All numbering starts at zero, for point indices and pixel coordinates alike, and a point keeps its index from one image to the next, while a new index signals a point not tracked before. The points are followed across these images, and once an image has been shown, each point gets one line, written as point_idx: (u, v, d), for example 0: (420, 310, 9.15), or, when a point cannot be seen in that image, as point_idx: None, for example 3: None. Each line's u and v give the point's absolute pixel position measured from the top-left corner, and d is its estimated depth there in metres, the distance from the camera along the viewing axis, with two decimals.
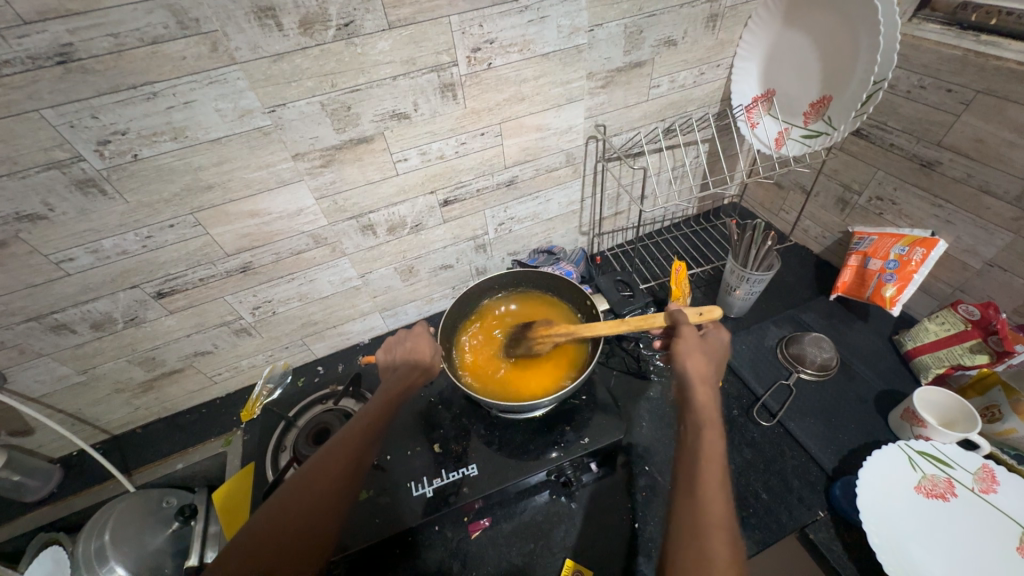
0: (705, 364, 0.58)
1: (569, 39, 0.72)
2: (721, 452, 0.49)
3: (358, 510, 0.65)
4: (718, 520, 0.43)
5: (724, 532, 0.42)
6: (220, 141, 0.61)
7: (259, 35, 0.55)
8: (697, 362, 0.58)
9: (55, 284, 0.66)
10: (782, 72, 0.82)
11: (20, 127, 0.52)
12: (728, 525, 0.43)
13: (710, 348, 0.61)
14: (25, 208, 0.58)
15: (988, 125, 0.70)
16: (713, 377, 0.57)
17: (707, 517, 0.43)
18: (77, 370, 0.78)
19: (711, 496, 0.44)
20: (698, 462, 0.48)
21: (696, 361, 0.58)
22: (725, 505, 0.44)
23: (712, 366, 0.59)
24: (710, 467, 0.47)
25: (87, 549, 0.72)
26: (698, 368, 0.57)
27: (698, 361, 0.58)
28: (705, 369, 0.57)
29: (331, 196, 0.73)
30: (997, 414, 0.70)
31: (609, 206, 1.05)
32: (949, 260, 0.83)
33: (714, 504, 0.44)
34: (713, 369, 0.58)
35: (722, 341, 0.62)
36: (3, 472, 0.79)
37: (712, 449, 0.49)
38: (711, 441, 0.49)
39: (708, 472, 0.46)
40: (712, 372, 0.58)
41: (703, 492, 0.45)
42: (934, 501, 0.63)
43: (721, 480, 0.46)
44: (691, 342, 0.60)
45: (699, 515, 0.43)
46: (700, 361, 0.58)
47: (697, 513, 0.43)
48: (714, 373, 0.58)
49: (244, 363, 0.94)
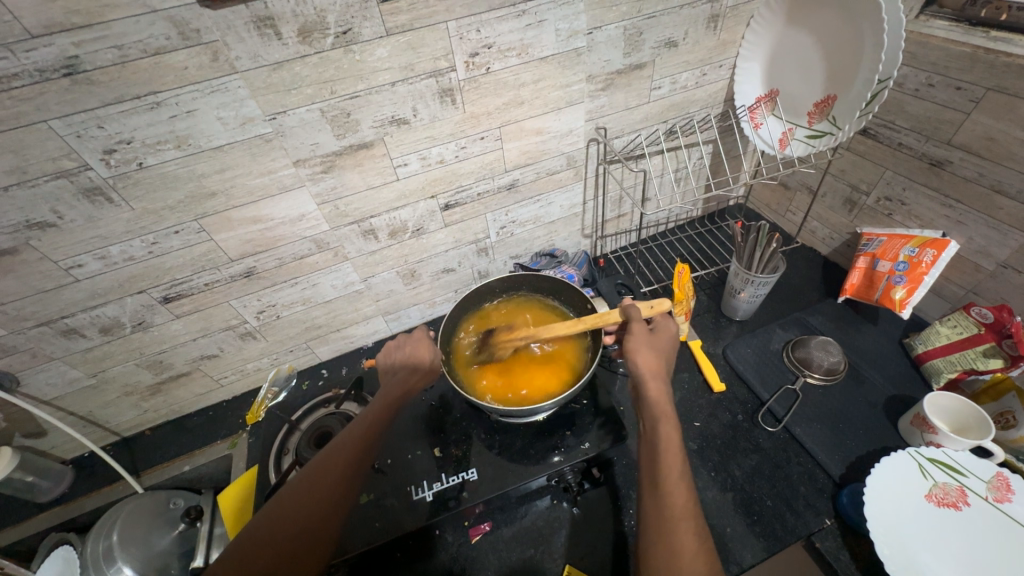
0: (653, 355, 0.58)
1: (568, 42, 0.71)
2: (676, 439, 0.50)
3: (358, 513, 0.65)
4: (681, 511, 0.44)
5: (690, 523, 0.44)
6: (222, 148, 0.62)
7: (259, 44, 0.55)
8: (645, 354, 0.58)
9: (65, 290, 0.68)
10: (786, 71, 0.81)
11: (29, 138, 0.53)
12: (693, 513, 0.45)
13: (659, 338, 0.61)
14: (35, 216, 0.59)
15: (999, 123, 0.69)
16: (662, 366, 0.58)
17: (672, 511, 0.44)
18: (87, 373, 0.80)
19: (674, 488, 0.46)
20: (656, 456, 0.49)
21: (645, 355, 0.58)
22: (686, 492, 0.46)
23: (661, 354, 0.59)
24: (669, 459, 0.48)
25: (96, 550, 0.73)
26: (649, 363, 0.57)
27: (646, 353, 0.58)
28: (654, 360, 0.58)
29: (333, 202, 0.74)
30: (1011, 420, 0.68)
31: (612, 208, 1.04)
32: (961, 261, 0.80)
33: (676, 496, 0.45)
34: (663, 358, 0.59)
35: (671, 326, 0.63)
36: (16, 472, 0.81)
37: (668, 440, 0.50)
38: (665, 433, 0.50)
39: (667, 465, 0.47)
40: (662, 361, 0.58)
41: (665, 486, 0.46)
42: (945, 510, 0.61)
43: (681, 469, 0.47)
44: (641, 336, 0.60)
45: (664, 510, 0.45)
46: (649, 352, 0.59)
47: (662, 509, 0.45)
48: (664, 361, 0.59)
49: (250, 366, 0.95)
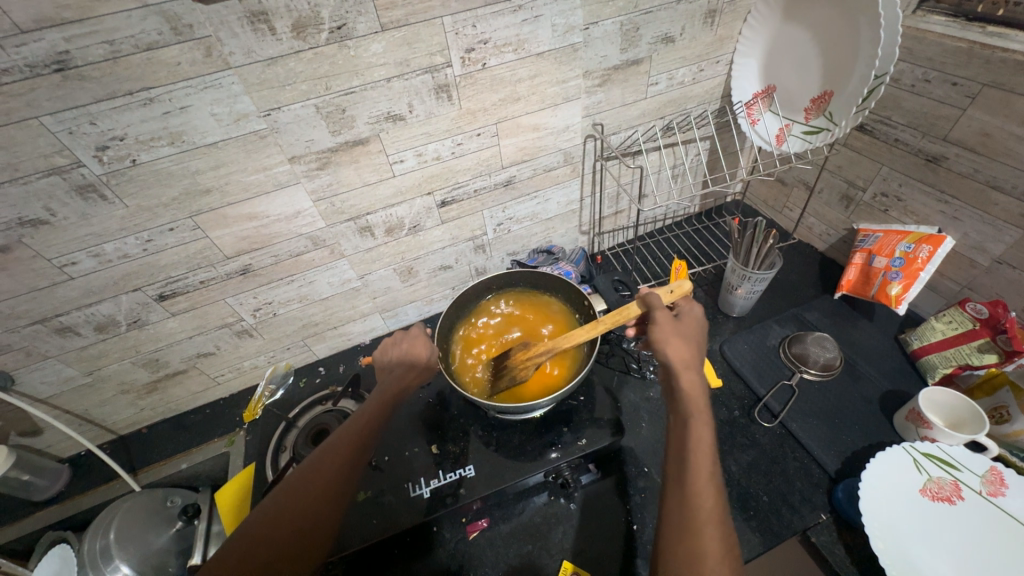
0: (684, 348, 0.57)
1: (565, 37, 0.71)
2: (708, 440, 0.49)
3: (356, 510, 0.65)
4: (708, 512, 0.43)
5: (715, 527, 0.43)
6: (216, 145, 0.61)
7: (253, 39, 0.55)
8: (677, 346, 0.57)
9: (59, 288, 0.67)
10: (783, 67, 0.81)
11: (20, 135, 0.53)
12: (718, 517, 0.44)
13: (689, 330, 0.59)
14: (28, 214, 0.59)
15: (994, 119, 0.69)
16: (695, 361, 0.56)
17: (698, 512, 0.43)
18: (83, 372, 0.79)
19: (702, 488, 0.45)
20: (686, 455, 0.47)
21: (676, 348, 0.57)
22: (714, 496, 0.45)
23: (692, 348, 0.58)
24: (699, 459, 0.47)
25: (93, 548, 0.73)
26: (680, 356, 0.56)
27: (677, 346, 0.57)
28: (685, 353, 0.56)
29: (329, 199, 0.74)
30: (1006, 415, 0.69)
31: (609, 205, 1.04)
32: (957, 257, 0.81)
33: (704, 497, 0.44)
34: (694, 351, 0.57)
35: (695, 314, 0.62)
36: (13, 471, 0.80)
37: (700, 440, 0.48)
38: (697, 430, 0.49)
39: (698, 464, 0.46)
40: (695, 355, 0.57)
41: (693, 486, 0.45)
42: (939, 505, 0.61)
43: (710, 471, 0.46)
44: (667, 326, 0.59)
45: (690, 510, 0.44)
46: (678, 344, 0.57)
47: (687, 509, 0.44)
48: (696, 356, 0.57)
49: (247, 364, 0.95)
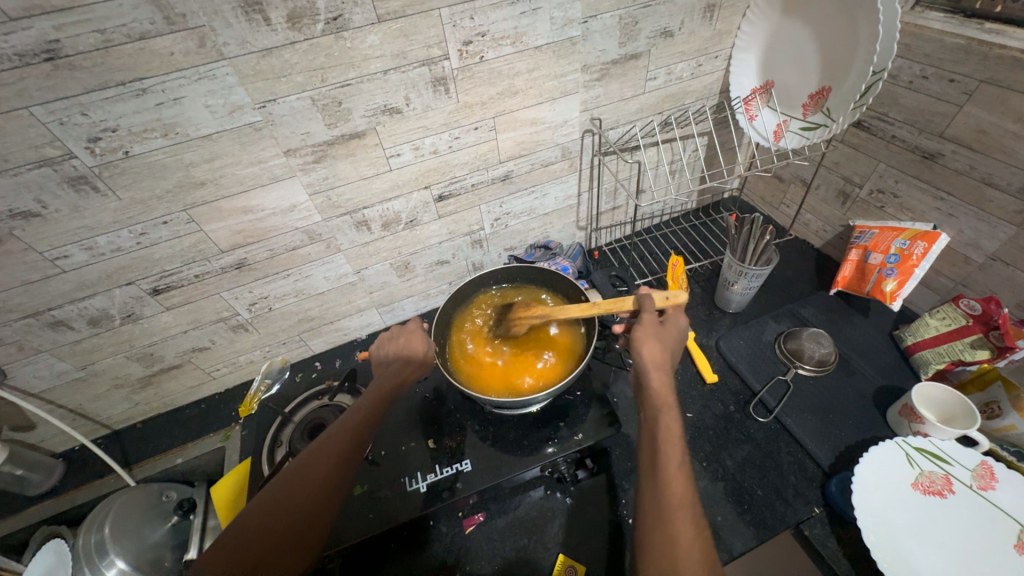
0: (659, 348, 0.58)
1: (563, 31, 0.71)
2: (677, 431, 0.51)
3: (352, 504, 0.66)
4: (680, 499, 0.45)
5: (687, 512, 0.44)
6: (211, 137, 0.61)
7: (247, 30, 0.54)
8: (653, 347, 0.58)
9: (52, 281, 0.66)
10: (781, 62, 0.81)
11: (10, 125, 0.52)
12: (690, 503, 0.45)
13: (668, 333, 0.60)
14: (19, 206, 0.58)
15: (991, 116, 0.69)
16: (667, 360, 0.58)
17: (670, 500, 0.45)
18: (77, 366, 0.79)
19: (673, 477, 0.46)
20: (657, 448, 0.49)
21: (651, 347, 0.58)
22: (684, 483, 0.47)
23: (668, 350, 0.59)
24: (669, 451, 0.48)
25: (88, 543, 0.73)
26: (654, 355, 0.57)
27: (652, 347, 0.58)
28: (660, 353, 0.58)
29: (325, 192, 0.73)
30: (997, 410, 0.70)
31: (606, 200, 1.04)
32: (951, 253, 0.81)
33: (675, 485, 0.46)
34: (669, 352, 0.59)
35: (683, 325, 0.62)
36: (6, 466, 0.80)
37: (669, 432, 0.50)
38: (666, 422, 0.51)
39: (668, 455, 0.48)
40: (667, 355, 0.58)
41: (665, 475, 0.47)
42: (931, 498, 0.62)
43: (681, 461, 0.48)
44: (650, 329, 0.59)
45: (663, 498, 0.45)
46: (656, 345, 0.58)
47: (661, 498, 0.45)
48: (670, 356, 0.58)
49: (243, 358, 0.94)
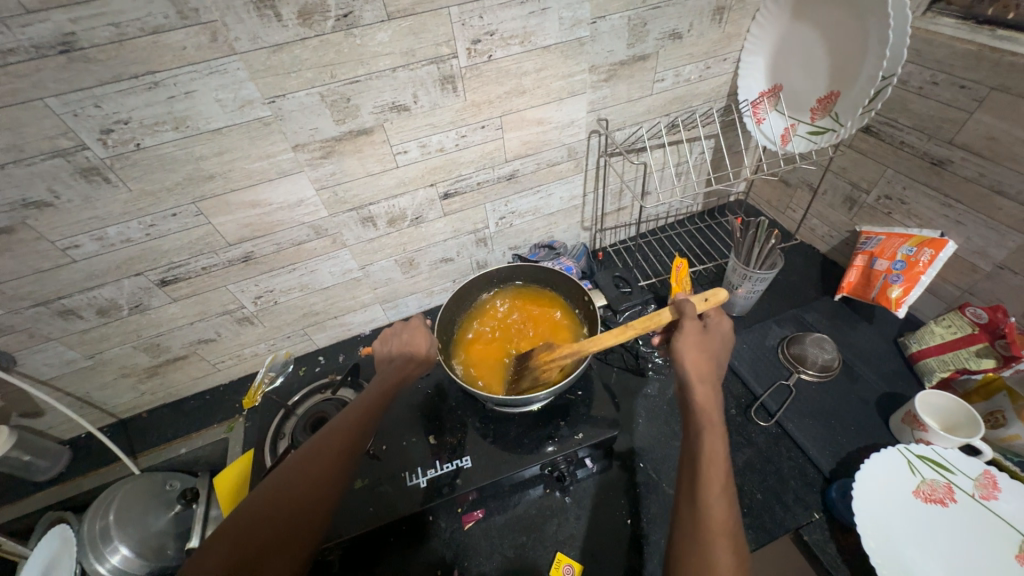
0: (703, 360, 0.56)
1: (572, 31, 0.71)
2: (721, 452, 0.48)
3: (352, 497, 0.66)
4: (721, 524, 0.43)
5: (728, 540, 0.42)
6: (221, 131, 0.61)
7: (258, 25, 0.55)
8: (695, 357, 0.56)
9: (62, 271, 0.68)
10: (790, 66, 0.80)
11: (25, 116, 0.53)
12: (732, 530, 0.43)
13: (713, 339, 0.59)
14: (32, 195, 0.59)
15: (1002, 123, 0.68)
16: (714, 373, 0.56)
17: (709, 524, 0.43)
18: (85, 355, 0.80)
19: (713, 501, 0.44)
20: (697, 467, 0.47)
21: (694, 357, 0.56)
22: (727, 507, 0.44)
23: (714, 360, 0.57)
24: (711, 472, 0.46)
25: (92, 529, 0.74)
26: (697, 366, 0.55)
27: (696, 358, 0.56)
28: (704, 364, 0.56)
29: (332, 187, 0.74)
30: (1001, 419, 0.69)
31: (611, 201, 1.04)
32: (958, 261, 0.81)
33: (716, 510, 0.44)
34: (714, 363, 0.57)
35: (726, 329, 0.60)
36: (14, 451, 0.81)
37: (712, 451, 0.47)
38: (710, 441, 0.48)
39: (710, 478, 0.46)
40: (712, 368, 0.56)
41: (704, 499, 0.44)
42: (933, 506, 0.62)
43: (724, 484, 0.45)
44: (694, 336, 0.58)
45: (702, 522, 0.43)
46: (700, 353, 0.57)
47: (699, 522, 0.43)
48: (717, 368, 0.56)
49: (248, 351, 0.95)
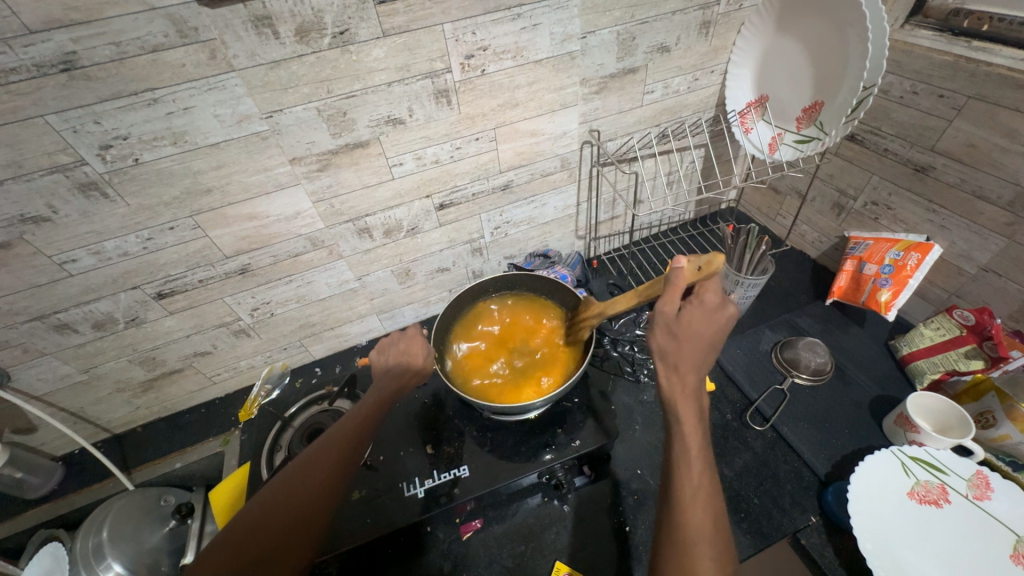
0: (677, 348, 0.51)
1: (563, 45, 0.73)
2: (695, 452, 0.46)
3: (349, 509, 0.66)
4: (698, 531, 0.43)
5: (706, 545, 0.42)
6: (218, 145, 0.62)
7: (257, 43, 0.56)
8: (668, 347, 0.51)
9: (59, 285, 0.68)
10: (776, 77, 0.82)
11: (24, 133, 0.53)
12: (712, 534, 0.43)
13: (688, 323, 0.52)
14: (30, 210, 0.60)
15: (980, 130, 0.71)
16: (692, 361, 0.50)
17: (686, 531, 0.43)
18: (79, 369, 0.80)
19: (689, 509, 0.44)
20: (672, 473, 0.46)
21: (667, 348, 0.51)
22: (705, 511, 0.44)
23: (688, 350, 0.50)
24: (686, 477, 0.45)
25: (85, 546, 0.73)
26: (669, 358, 0.51)
27: (668, 347, 0.51)
28: (677, 355, 0.50)
29: (328, 200, 0.75)
30: (991, 419, 0.69)
31: (605, 210, 1.06)
32: (944, 265, 0.83)
33: (693, 517, 0.43)
34: (692, 349, 0.50)
35: (712, 307, 0.53)
36: (6, 468, 0.80)
37: (686, 453, 0.46)
38: (683, 443, 0.47)
39: (684, 484, 0.45)
40: (689, 356, 0.50)
41: (680, 507, 0.44)
42: (927, 507, 0.62)
43: (700, 486, 0.45)
44: (663, 327, 0.52)
45: (680, 530, 0.43)
46: (672, 344, 0.51)
47: (677, 531, 0.43)
48: (693, 357, 0.50)
49: (244, 363, 0.95)
